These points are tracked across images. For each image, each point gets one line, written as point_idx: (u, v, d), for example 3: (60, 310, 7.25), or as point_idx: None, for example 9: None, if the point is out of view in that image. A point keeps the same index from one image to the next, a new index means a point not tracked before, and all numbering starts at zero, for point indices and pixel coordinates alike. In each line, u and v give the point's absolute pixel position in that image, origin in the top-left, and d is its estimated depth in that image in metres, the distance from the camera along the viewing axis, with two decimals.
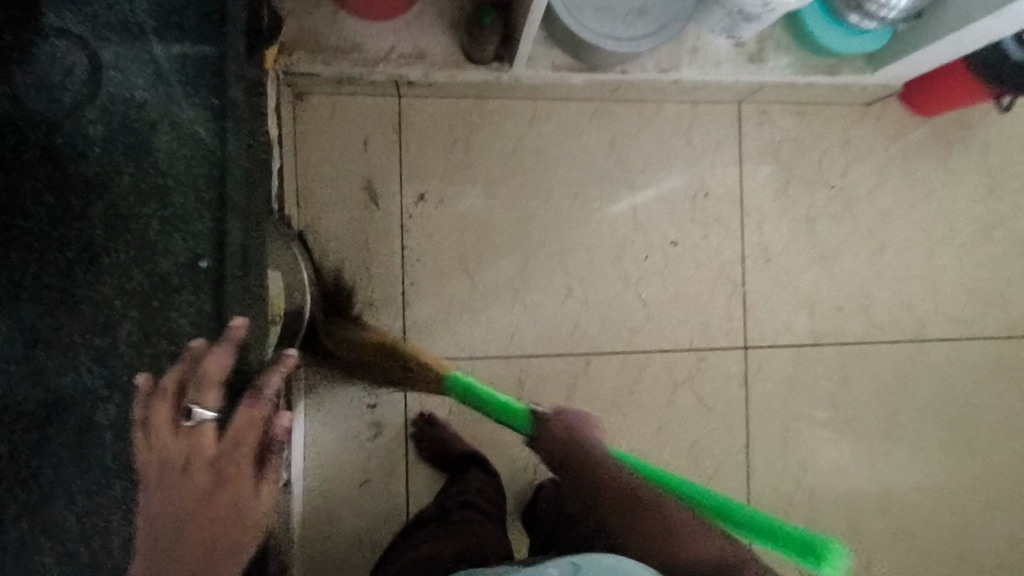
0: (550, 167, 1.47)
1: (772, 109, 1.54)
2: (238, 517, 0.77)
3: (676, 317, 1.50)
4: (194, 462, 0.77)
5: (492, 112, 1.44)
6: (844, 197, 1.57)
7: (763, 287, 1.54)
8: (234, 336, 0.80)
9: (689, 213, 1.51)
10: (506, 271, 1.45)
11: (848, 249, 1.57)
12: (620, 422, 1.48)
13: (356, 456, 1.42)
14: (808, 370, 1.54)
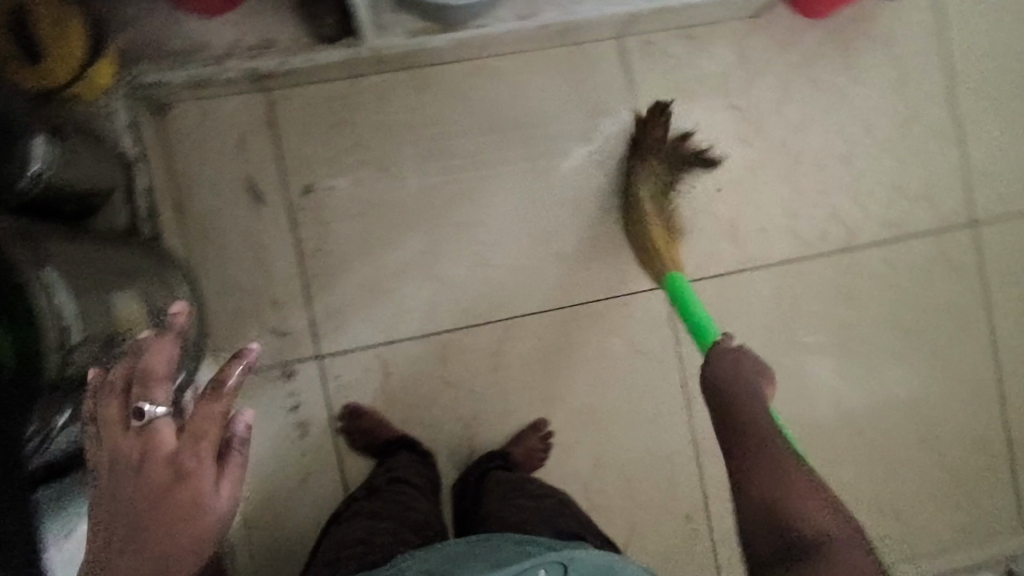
0: (448, 132, 1.58)
1: (655, 39, 1.65)
2: (197, 513, 0.73)
3: (598, 262, 1.63)
4: (149, 460, 0.73)
5: (367, 90, 1.55)
6: (749, 116, 1.69)
7: (683, 218, 1.66)
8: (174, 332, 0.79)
9: (589, 155, 1.63)
10: (413, 247, 1.57)
11: (766, 166, 1.70)
12: (563, 378, 1.62)
13: (289, 454, 1.50)
14: (735, 294, 1.68)
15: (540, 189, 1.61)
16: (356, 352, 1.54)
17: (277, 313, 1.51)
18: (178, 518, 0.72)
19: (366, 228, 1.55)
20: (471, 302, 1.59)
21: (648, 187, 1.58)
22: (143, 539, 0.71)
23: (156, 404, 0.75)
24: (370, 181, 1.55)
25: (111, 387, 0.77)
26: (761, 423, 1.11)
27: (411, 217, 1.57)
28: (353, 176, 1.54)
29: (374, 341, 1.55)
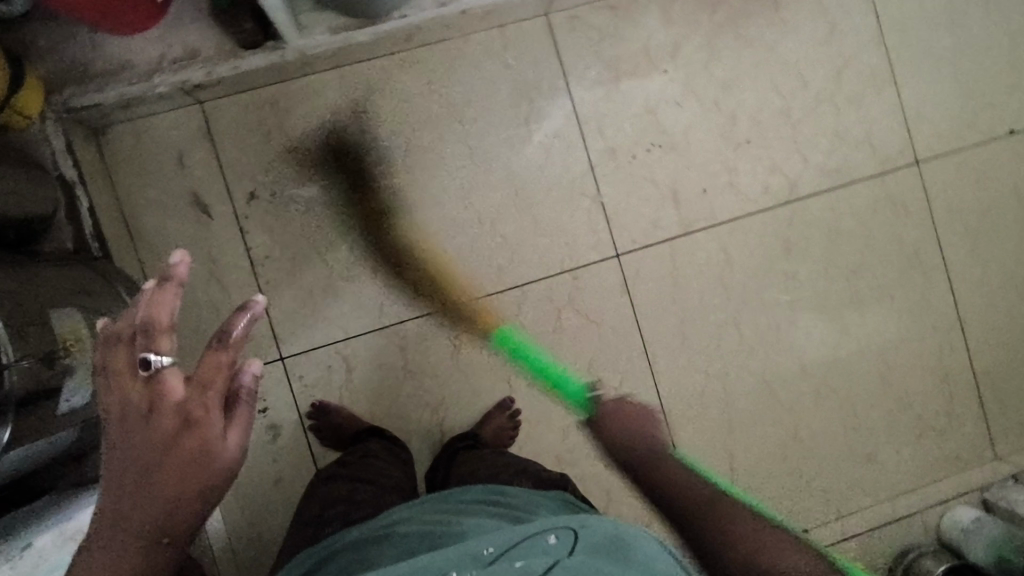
0: (557, 73, 1.07)
1: (890, 47, 1.13)
2: (207, 465, 0.52)
3: (713, 330, 1.10)
4: (159, 408, 0.51)
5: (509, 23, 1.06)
6: (958, 138, 1.15)
7: (820, 310, 1.13)
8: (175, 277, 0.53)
9: (749, 182, 1.11)
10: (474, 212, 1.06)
11: (966, 191, 1.15)
12: (619, 395, 1.08)
13: (256, 452, 1.02)
14: (897, 380, 1.13)
15: (688, 200, 1.10)
16: (353, 338, 1.04)
17: (244, 236, 1.02)
18: (190, 470, 0.51)
19: (400, 165, 1.05)
20: (504, 313, 1.07)
21: (824, 250, 1.13)
22: (156, 493, 0.51)
23: (162, 354, 0.51)
24: (427, 95, 1.05)
25: (116, 332, 0.53)
26: (687, 483, 0.73)
27: (466, 163, 1.06)
28: (411, 87, 1.05)
29: (363, 329, 1.04)
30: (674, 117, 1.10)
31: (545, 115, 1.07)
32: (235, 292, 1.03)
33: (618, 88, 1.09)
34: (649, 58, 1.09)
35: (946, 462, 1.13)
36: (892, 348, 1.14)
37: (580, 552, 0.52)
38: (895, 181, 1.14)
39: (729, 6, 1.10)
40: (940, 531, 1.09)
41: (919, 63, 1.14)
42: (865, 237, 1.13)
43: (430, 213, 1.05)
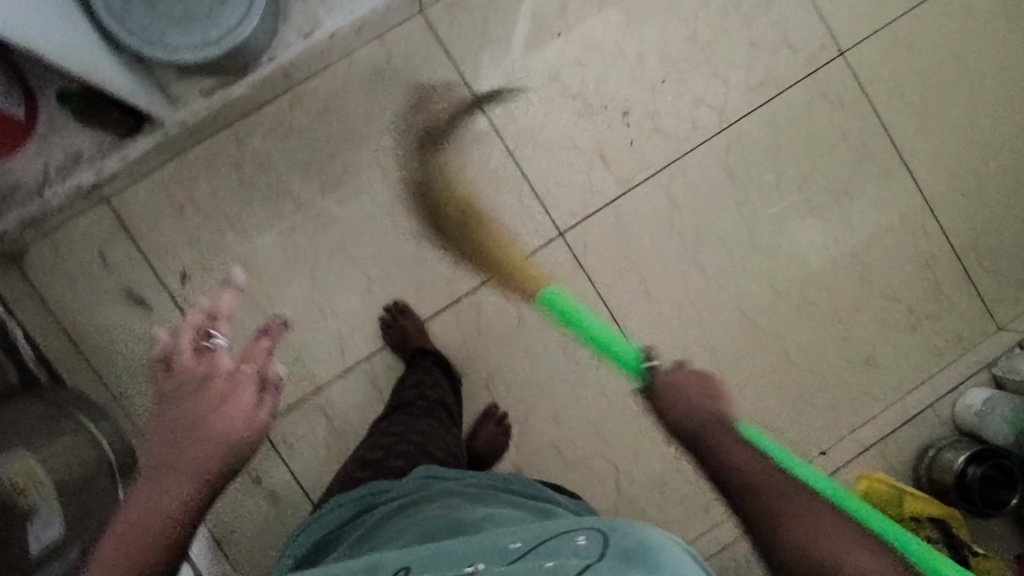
0: (448, 67, 1.02)
1: None
2: (231, 437, 0.56)
3: (679, 281, 1.06)
4: (211, 378, 0.57)
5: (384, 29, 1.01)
6: (882, 15, 1.08)
7: (784, 230, 1.07)
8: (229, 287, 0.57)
9: (676, 118, 1.05)
10: (406, 231, 1.03)
11: (903, 67, 1.09)
12: (600, 371, 1.06)
13: (261, 520, 1.02)
14: (878, 279, 1.09)
15: (617, 157, 1.05)
16: (323, 388, 1.03)
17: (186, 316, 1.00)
18: (221, 440, 0.56)
19: (319, 204, 1.02)
20: (464, 321, 1.04)
21: (771, 167, 1.07)
22: (196, 452, 0.55)
23: (221, 336, 0.58)
24: (321, 127, 1.01)
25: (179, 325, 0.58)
26: (748, 468, 0.53)
27: (382, 183, 1.03)
28: (306, 123, 1.01)
29: (332, 375, 1.03)
30: (579, 77, 1.04)
31: (450, 113, 1.03)
32: None
33: (515, 62, 1.03)
34: (536, 23, 1.03)
35: (947, 347, 1.10)
36: (867, 248, 1.09)
37: (612, 555, 0.42)
38: (829, 77, 1.07)
39: None
40: (957, 418, 1.07)
41: None
42: (809, 143, 1.08)
43: (364, 244, 1.03)
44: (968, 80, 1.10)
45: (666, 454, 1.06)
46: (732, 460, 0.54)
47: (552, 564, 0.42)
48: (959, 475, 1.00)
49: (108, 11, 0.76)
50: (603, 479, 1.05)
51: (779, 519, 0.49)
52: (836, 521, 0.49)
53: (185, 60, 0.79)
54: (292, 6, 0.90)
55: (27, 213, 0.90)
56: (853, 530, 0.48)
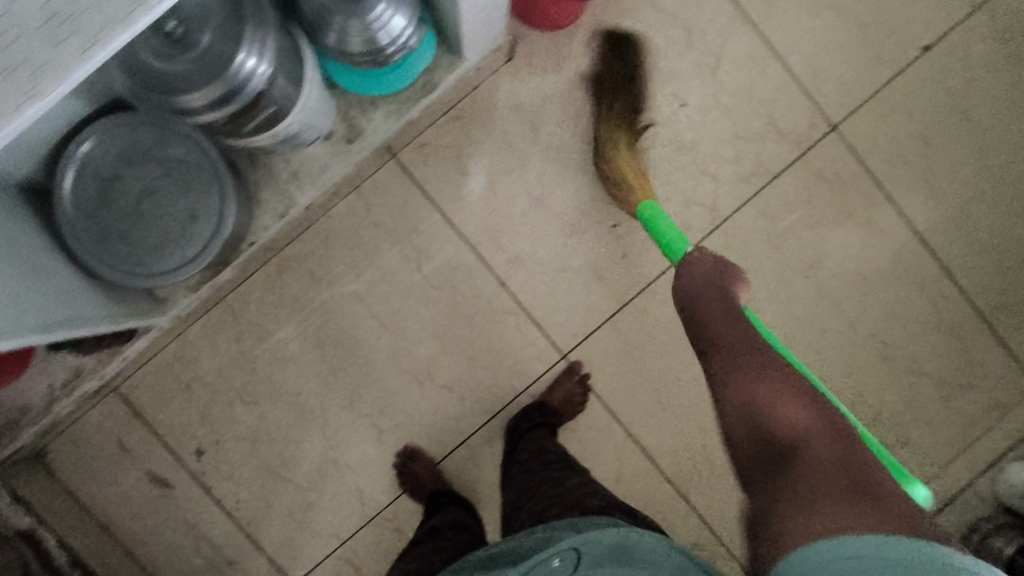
0: (430, 206, 1.01)
1: (759, 25, 1.03)
2: None
3: (692, 385, 1.05)
4: None
5: (361, 181, 1.00)
6: (868, 83, 1.04)
7: (790, 316, 1.06)
8: None
9: (667, 221, 1.03)
10: (410, 376, 1.03)
11: (897, 132, 1.05)
12: (625, 486, 1.05)
13: None
14: (894, 351, 1.07)
15: (613, 272, 1.03)
16: (349, 542, 1.03)
17: (210, 490, 1.02)
18: None
19: (319, 363, 1.02)
20: (480, 456, 1.04)
21: (770, 258, 1.05)
22: None
23: None
24: (310, 287, 1.01)
25: None
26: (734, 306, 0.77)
27: (382, 334, 1.02)
28: (299, 287, 1.01)
29: (355, 528, 1.03)
30: (563, 196, 1.02)
31: (437, 252, 1.02)
32: (225, 544, 1.02)
33: (497, 191, 1.02)
34: (513, 150, 1.01)
35: (981, 414, 1.07)
36: (879, 324, 1.07)
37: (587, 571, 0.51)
38: (819, 156, 1.04)
39: (574, 61, 1.01)
40: (999, 495, 1.04)
41: (795, 27, 1.03)
42: (807, 227, 1.05)
43: (370, 395, 1.02)
44: (970, 136, 1.05)
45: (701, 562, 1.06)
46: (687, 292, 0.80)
47: None
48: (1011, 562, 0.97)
49: (87, 249, 0.77)
50: None
51: (712, 326, 0.75)
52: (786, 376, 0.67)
53: (167, 281, 0.79)
54: (262, 187, 0.88)
55: (42, 426, 0.92)
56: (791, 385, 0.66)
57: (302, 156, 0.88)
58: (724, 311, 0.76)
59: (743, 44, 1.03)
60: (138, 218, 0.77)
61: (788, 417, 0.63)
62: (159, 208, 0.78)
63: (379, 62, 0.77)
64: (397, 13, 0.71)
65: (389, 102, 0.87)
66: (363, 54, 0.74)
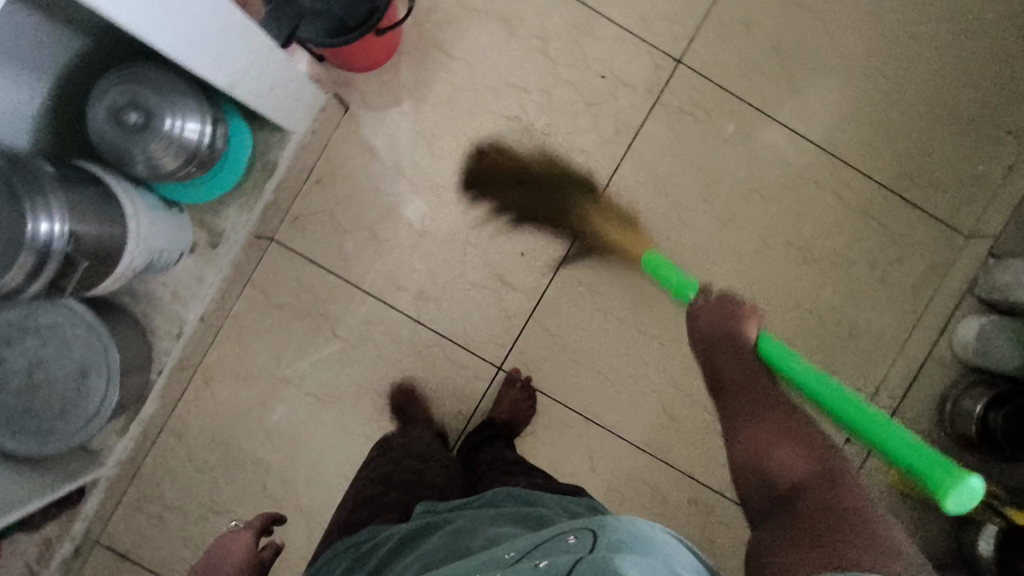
0: (324, 273, 1.03)
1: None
2: (227, 552, 0.79)
3: (630, 351, 1.06)
4: (241, 542, 0.81)
5: (250, 272, 1.02)
6: (694, 9, 1.04)
7: (701, 254, 1.05)
8: (230, 544, 0.81)
9: (550, 206, 1.04)
10: (363, 436, 1.04)
11: (740, 45, 1.04)
12: (600, 466, 1.06)
13: None
14: (813, 252, 1.06)
15: (517, 272, 1.04)
16: None
17: None
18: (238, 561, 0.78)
19: (274, 454, 1.04)
20: None
21: (662, 204, 1.05)
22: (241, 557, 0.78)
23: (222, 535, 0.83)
24: (240, 385, 1.03)
25: (235, 535, 0.82)
26: (745, 370, 0.68)
27: (322, 406, 1.04)
28: (229, 389, 1.03)
29: None
30: (445, 219, 1.04)
31: (346, 313, 1.04)
32: None
33: (382, 237, 1.04)
34: (382, 193, 1.03)
35: (919, 284, 1.06)
36: (791, 231, 1.06)
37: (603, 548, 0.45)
38: (673, 93, 1.04)
39: (408, 91, 1.03)
40: (958, 356, 1.04)
41: None
42: (687, 164, 1.05)
43: (331, 467, 1.04)
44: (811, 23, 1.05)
45: (698, 513, 1.07)
46: (721, 373, 0.69)
47: (547, 563, 0.45)
48: (982, 422, 0.98)
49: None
50: None
51: (746, 415, 0.64)
52: (801, 421, 0.63)
53: (85, 436, 0.81)
54: (152, 316, 0.90)
55: None
56: (796, 421, 0.63)
57: (177, 274, 0.90)
58: (744, 370, 0.68)
59: (562, 16, 1.03)
60: (36, 390, 0.79)
61: (782, 461, 0.59)
62: (52, 374, 0.80)
63: (204, 168, 0.79)
64: (188, 121, 0.73)
65: (237, 197, 0.90)
66: (185, 169, 0.76)
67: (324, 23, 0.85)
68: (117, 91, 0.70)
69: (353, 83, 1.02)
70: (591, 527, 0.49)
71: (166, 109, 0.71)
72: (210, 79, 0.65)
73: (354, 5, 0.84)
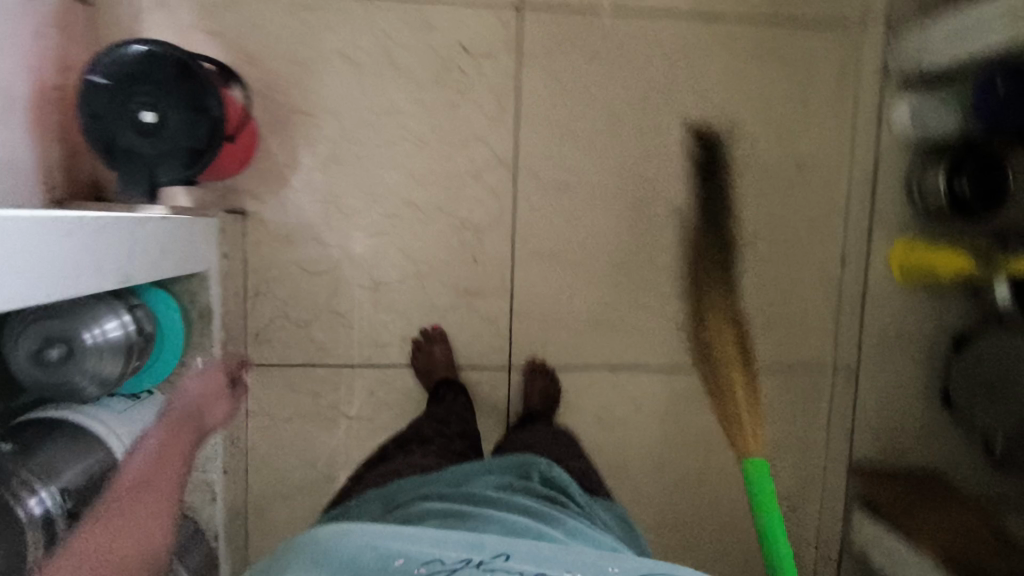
0: (309, 370, 1.03)
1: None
2: (195, 394, 0.82)
3: (611, 291, 1.07)
4: (208, 381, 0.85)
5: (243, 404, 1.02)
6: None
7: (631, 172, 1.05)
8: (201, 385, 0.84)
9: (475, 202, 1.03)
10: None
11: None
12: (639, 400, 1.09)
13: None
14: (730, 116, 1.06)
15: (481, 276, 1.04)
16: None
17: None
18: (201, 401, 0.82)
19: None
20: None
21: (575, 147, 1.04)
22: (213, 404, 0.84)
23: (184, 377, 0.86)
24: (292, 506, 1.05)
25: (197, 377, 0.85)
26: None
27: None
28: (282, 512, 1.05)
29: None
30: (388, 265, 1.03)
31: (349, 393, 1.04)
32: None
33: (342, 311, 1.03)
34: (320, 272, 1.02)
35: (838, 95, 1.06)
36: (701, 109, 1.05)
37: None
38: (533, 38, 1.01)
39: (289, 168, 1.00)
40: (903, 140, 1.04)
41: None
42: (580, 97, 1.03)
43: None
44: None
45: None
46: None
47: None
48: (950, 193, 0.99)
49: None
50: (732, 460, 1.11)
51: None
52: None
53: None
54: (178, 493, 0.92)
55: None
56: None
57: None
58: None
59: (393, 23, 0.99)
60: None
61: None
62: None
63: (143, 352, 0.79)
64: (110, 327, 0.71)
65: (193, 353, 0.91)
66: (129, 364, 0.76)
67: (178, 157, 0.80)
68: (27, 339, 0.64)
69: (238, 188, 0.99)
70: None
71: (88, 325, 0.69)
72: (95, 289, 0.61)
73: (193, 126, 0.80)
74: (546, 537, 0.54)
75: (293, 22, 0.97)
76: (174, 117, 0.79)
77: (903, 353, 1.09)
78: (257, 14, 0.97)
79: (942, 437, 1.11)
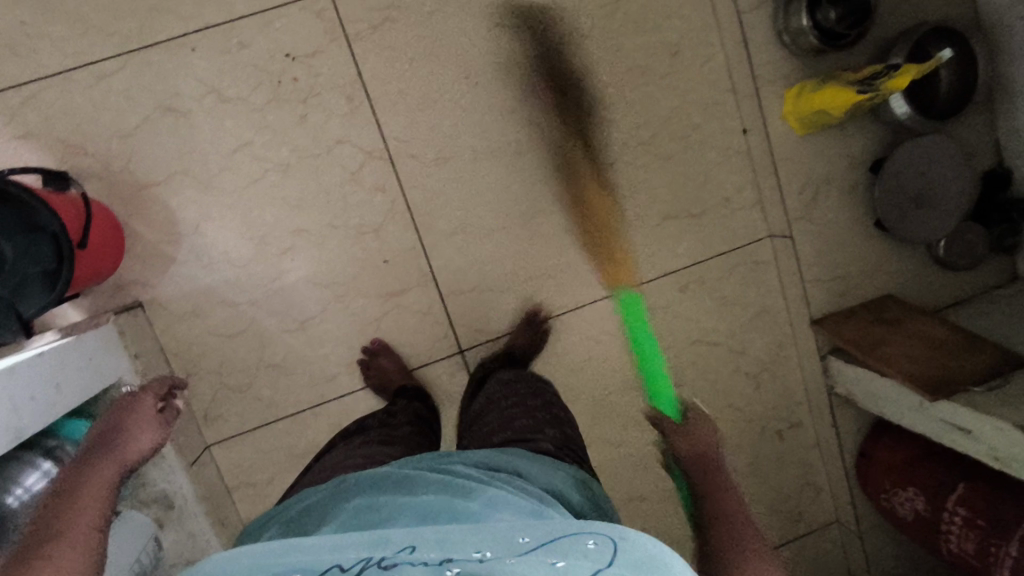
0: (269, 425, 1.01)
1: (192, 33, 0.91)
2: (130, 415, 0.68)
3: (531, 241, 1.05)
4: (144, 407, 0.70)
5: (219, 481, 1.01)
6: None
7: (506, 118, 1.01)
8: (138, 411, 0.69)
9: (363, 206, 0.99)
10: None
11: None
12: (595, 334, 1.08)
13: None
14: (581, 26, 1.01)
15: (399, 276, 1.02)
16: None
17: None
18: (133, 427, 0.67)
19: None
20: None
21: (441, 115, 0.99)
22: (142, 441, 0.66)
23: (120, 402, 0.71)
24: None
25: (131, 401, 0.71)
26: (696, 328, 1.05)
27: None
28: None
29: None
30: (303, 299, 1.00)
31: (317, 432, 1.03)
32: None
33: (277, 360, 1.00)
34: (239, 331, 0.98)
35: None
36: (550, 31, 1.00)
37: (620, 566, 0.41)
38: (354, 21, 0.95)
39: (166, 241, 0.95)
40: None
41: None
42: (424, 64, 0.98)
43: None
44: None
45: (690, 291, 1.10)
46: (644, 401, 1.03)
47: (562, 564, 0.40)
48: (819, 28, 0.95)
49: None
50: (700, 354, 1.12)
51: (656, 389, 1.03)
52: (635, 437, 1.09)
53: None
54: None
55: None
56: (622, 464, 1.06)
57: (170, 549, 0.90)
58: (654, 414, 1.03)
59: (206, 59, 0.92)
60: None
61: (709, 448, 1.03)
62: None
63: None
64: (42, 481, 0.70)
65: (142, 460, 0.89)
66: None
67: (35, 283, 0.75)
68: None
69: (125, 279, 0.95)
70: (609, 532, 0.44)
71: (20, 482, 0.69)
72: None
73: (33, 248, 0.74)
74: (460, 516, 0.50)
75: (105, 96, 0.91)
76: (10, 249, 0.73)
77: (832, 197, 1.07)
78: (67, 102, 0.90)
79: (893, 262, 1.11)
